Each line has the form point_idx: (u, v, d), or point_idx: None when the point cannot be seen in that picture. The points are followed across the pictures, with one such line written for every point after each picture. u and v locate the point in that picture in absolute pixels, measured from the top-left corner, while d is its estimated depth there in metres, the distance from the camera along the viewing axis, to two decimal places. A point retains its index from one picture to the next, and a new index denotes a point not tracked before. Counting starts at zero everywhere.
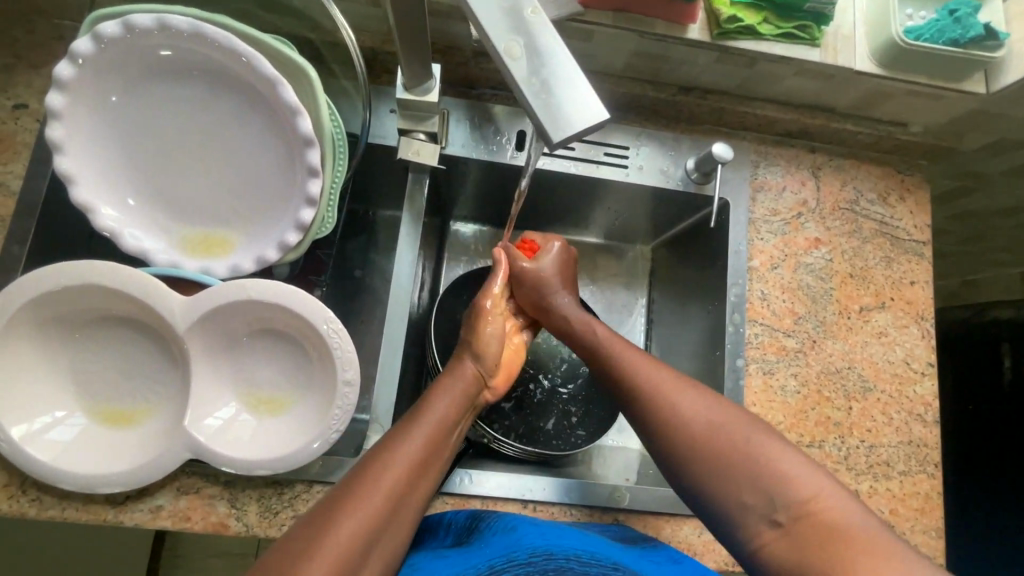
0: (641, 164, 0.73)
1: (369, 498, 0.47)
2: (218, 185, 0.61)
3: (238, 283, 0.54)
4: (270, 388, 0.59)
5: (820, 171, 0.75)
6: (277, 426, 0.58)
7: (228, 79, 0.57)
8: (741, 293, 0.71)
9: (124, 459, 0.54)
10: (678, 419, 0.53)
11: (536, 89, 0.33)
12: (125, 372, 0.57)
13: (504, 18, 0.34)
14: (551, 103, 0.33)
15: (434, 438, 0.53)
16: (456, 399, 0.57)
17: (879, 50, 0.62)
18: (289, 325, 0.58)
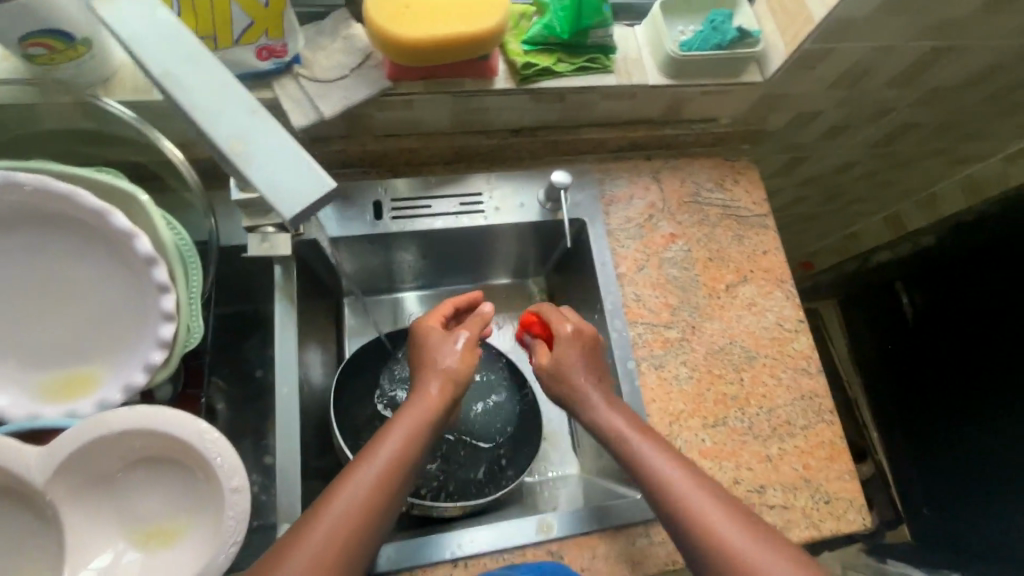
0: (497, 205, 0.77)
1: (321, 537, 0.47)
2: (68, 325, 0.60)
3: (96, 419, 0.53)
4: (157, 519, 0.56)
5: (660, 173, 0.83)
6: (169, 558, 0.54)
7: (57, 219, 0.57)
8: (615, 300, 0.75)
9: None
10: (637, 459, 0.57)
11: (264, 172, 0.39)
12: None
13: (235, 123, 0.40)
14: (281, 182, 0.40)
15: (398, 459, 0.53)
16: (420, 423, 0.57)
17: (663, 65, 0.71)
18: (164, 448, 0.56)
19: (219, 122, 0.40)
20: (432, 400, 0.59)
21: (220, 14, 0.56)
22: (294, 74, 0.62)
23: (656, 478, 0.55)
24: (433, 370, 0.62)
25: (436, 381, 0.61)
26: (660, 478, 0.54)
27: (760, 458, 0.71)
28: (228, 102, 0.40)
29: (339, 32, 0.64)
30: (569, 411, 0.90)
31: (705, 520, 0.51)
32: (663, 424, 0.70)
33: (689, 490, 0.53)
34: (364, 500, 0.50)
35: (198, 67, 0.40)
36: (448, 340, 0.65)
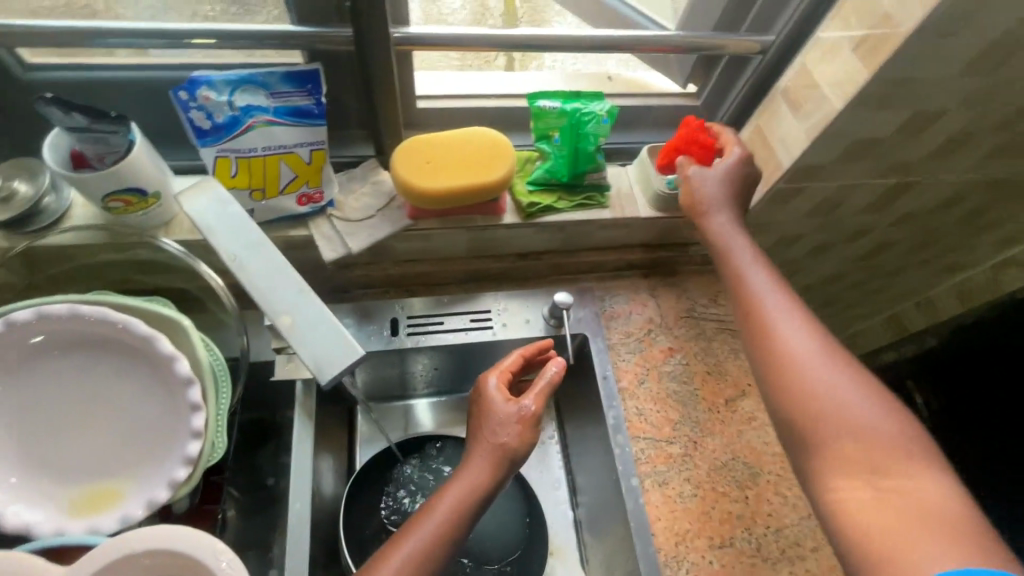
0: (505, 322, 0.83)
1: None
2: (102, 441, 0.64)
3: (119, 538, 0.55)
4: None
5: (656, 291, 0.89)
6: None
7: (107, 344, 0.64)
8: (618, 414, 0.78)
9: None
10: (795, 382, 0.57)
11: (308, 345, 0.47)
12: None
13: (289, 299, 0.49)
14: (321, 352, 0.47)
15: (433, 542, 0.58)
16: (465, 497, 0.61)
17: (653, 202, 0.80)
18: (177, 569, 0.57)
19: (275, 299, 0.48)
20: (478, 478, 0.62)
21: (270, 172, 0.66)
22: (328, 215, 0.71)
23: (813, 400, 0.55)
24: (484, 443, 0.64)
25: (484, 462, 0.63)
26: (805, 396, 0.56)
27: None
28: (284, 285, 0.49)
29: (369, 179, 0.74)
30: (577, 524, 0.89)
31: (855, 450, 0.52)
32: (668, 545, 0.70)
33: (835, 394, 0.55)
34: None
35: (262, 255, 0.49)
36: (504, 407, 0.66)
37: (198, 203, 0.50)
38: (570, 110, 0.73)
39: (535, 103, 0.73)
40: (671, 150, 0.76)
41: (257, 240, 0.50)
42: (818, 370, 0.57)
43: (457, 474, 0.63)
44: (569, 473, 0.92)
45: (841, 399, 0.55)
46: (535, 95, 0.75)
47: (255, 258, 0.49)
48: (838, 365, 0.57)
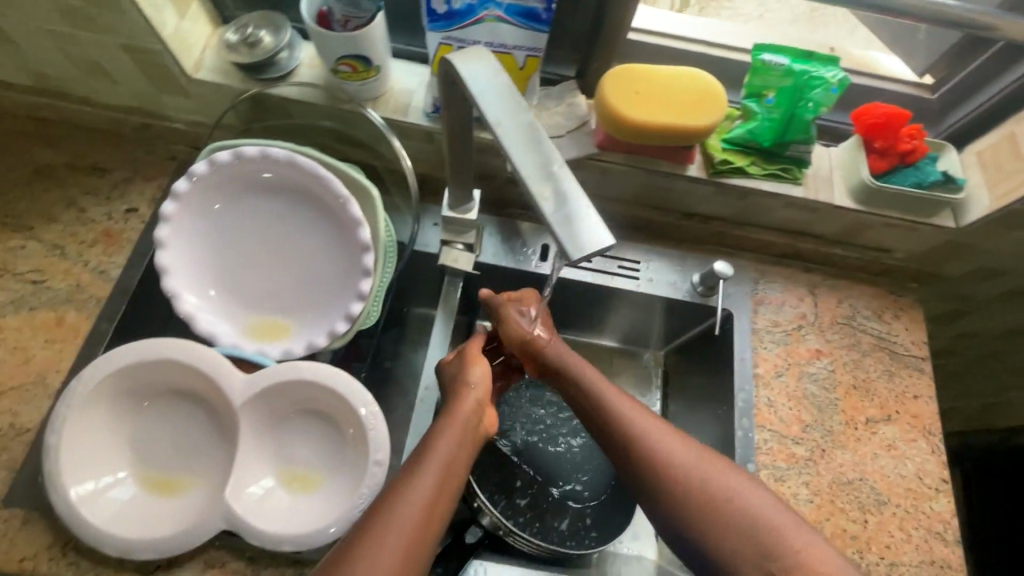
0: (651, 277, 0.81)
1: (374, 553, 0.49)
2: (282, 281, 0.70)
3: (291, 365, 0.62)
4: (304, 465, 0.64)
5: (817, 288, 0.83)
6: (306, 503, 0.62)
7: (306, 195, 0.68)
8: (748, 398, 0.75)
9: (166, 525, 0.59)
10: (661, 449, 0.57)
11: (558, 223, 0.40)
12: (177, 443, 0.63)
13: (541, 171, 0.42)
14: (569, 231, 0.40)
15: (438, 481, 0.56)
16: (461, 438, 0.60)
17: (853, 190, 0.73)
18: (331, 410, 0.64)
19: (529, 167, 0.42)
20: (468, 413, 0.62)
21: None
22: None
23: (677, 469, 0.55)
24: (464, 387, 0.65)
25: (474, 396, 0.64)
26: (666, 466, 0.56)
27: None
28: (543, 157, 0.42)
29: (566, 99, 0.73)
30: None
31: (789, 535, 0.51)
32: None
33: (688, 463, 0.56)
34: (422, 511, 0.53)
35: (521, 128, 0.44)
36: (467, 357, 0.68)
37: (471, 67, 0.46)
38: (798, 70, 0.67)
39: (758, 57, 0.68)
40: (897, 135, 0.70)
41: (526, 113, 0.44)
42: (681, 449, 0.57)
43: (445, 416, 0.62)
44: None
45: (649, 432, 0.58)
46: (760, 47, 0.69)
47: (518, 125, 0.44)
48: (703, 456, 0.56)
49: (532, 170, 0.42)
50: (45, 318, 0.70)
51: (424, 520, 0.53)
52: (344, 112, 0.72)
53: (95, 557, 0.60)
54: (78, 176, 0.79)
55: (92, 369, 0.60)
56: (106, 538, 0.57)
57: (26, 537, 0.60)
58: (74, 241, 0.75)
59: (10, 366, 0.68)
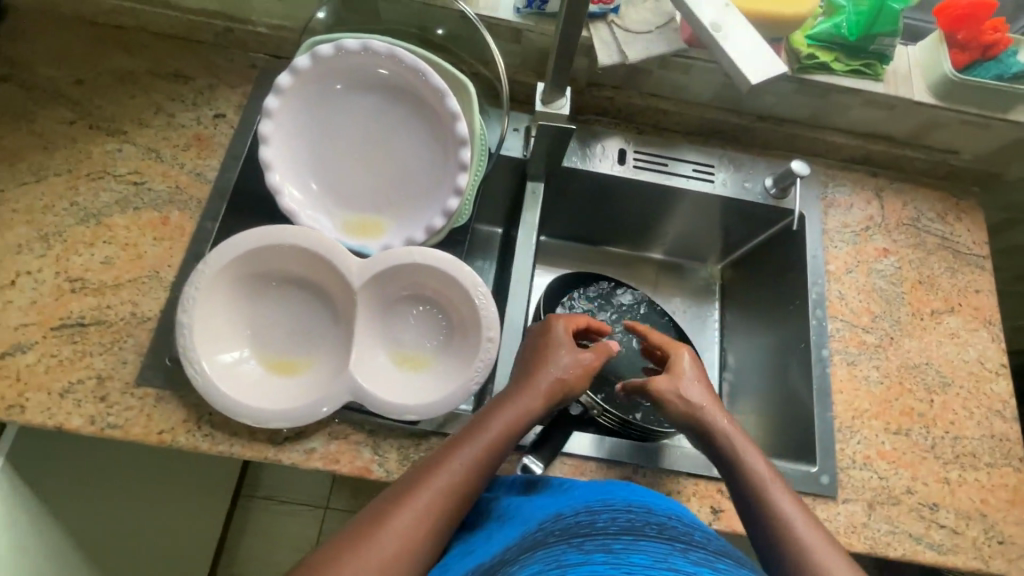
0: (725, 179, 0.84)
1: (427, 488, 0.53)
2: (377, 179, 0.72)
3: (403, 250, 0.65)
4: (413, 347, 0.68)
5: (882, 192, 0.85)
6: (420, 379, 0.66)
7: (402, 92, 0.69)
8: (821, 292, 0.79)
9: (292, 399, 0.63)
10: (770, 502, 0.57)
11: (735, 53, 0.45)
12: (293, 328, 0.67)
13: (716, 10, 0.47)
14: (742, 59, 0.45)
15: (497, 443, 0.58)
16: (519, 421, 0.60)
17: (933, 85, 0.74)
18: (438, 293, 0.68)
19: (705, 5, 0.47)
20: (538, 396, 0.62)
21: None
22: (609, 20, 0.72)
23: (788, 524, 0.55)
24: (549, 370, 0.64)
25: (568, 364, 0.65)
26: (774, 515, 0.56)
27: (937, 478, 0.71)
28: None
29: None
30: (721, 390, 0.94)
31: None
32: (845, 415, 0.73)
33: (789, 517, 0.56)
34: (478, 461, 0.56)
35: None
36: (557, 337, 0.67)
37: None
38: None
39: None
40: (982, 27, 0.71)
41: None
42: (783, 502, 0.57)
43: (533, 370, 0.64)
44: (720, 350, 0.96)
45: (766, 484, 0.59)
46: None
47: None
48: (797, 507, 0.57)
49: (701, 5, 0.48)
50: (150, 217, 0.73)
51: (455, 493, 0.54)
52: (436, 11, 0.74)
53: (228, 429, 0.65)
54: (163, 82, 0.79)
55: (215, 255, 0.63)
56: (239, 407, 0.61)
57: (162, 412, 0.64)
58: (167, 145, 0.76)
59: (123, 261, 0.70)
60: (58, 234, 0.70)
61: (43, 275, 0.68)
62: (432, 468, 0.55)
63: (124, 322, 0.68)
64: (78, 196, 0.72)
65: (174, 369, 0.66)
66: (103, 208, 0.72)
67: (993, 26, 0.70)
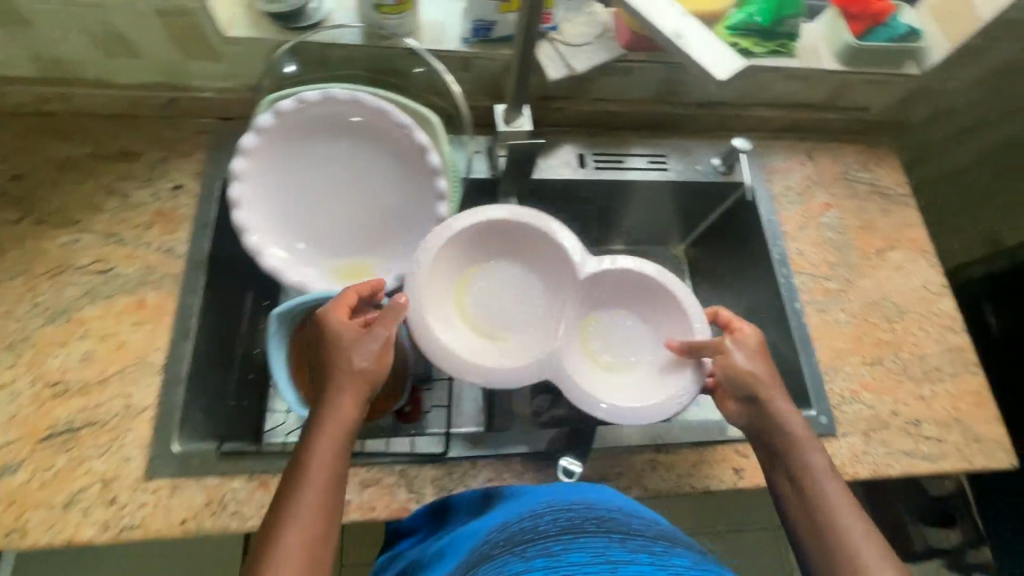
0: (679, 167, 0.89)
1: (297, 505, 0.52)
2: (358, 221, 0.73)
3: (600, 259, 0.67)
4: (596, 344, 0.70)
5: (813, 154, 0.95)
6: (614, 377, 0.67)
7: (369, 134, 0.70)
8: (782, 252, 0.87)
9: (488, 367, 0.62)
10: (802, 471, 0.59)
11: (695, 56, 0.46)
12: (502, 315, 0.69)
13: (669, 16, 0.47)
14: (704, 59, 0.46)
15: (336, 446, 0.55)
16: (347, 421, 0.57)
17: (838, 54, 0.84)
18: (626, 301, 0.70)
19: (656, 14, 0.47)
20: (354, 396, 0.57)
21: None
22: (550, 38, 0.77)
23: (816, 494, 0.57)
24: (342, 361, 0.58)
25: (370, 359, 0.58)
26: (810, 485, 0.58)
27: (914, 396, 0.80)
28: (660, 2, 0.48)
29: (584, 10, 0.79)
30: None
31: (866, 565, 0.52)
32: (827, 358, 0.80)
33: (821, 492, 0.57)
34: (335, 462, 0.55)
35: None
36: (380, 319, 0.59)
37: None
38: None
39: None
40: (867, 0, 0.81)
41: None
42: (820, 471, 0.58)
43: (331, 371, 0.58)
44: None
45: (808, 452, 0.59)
46: None
47: None
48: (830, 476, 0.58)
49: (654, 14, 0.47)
50: (126, 303, 0.70)
51: (326, 502, 0.53)
52: (383, 50, 0.74)
53: (256, 504, 0.63)
54: (110, 163, 0.76)
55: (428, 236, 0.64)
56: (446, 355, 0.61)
57: (181, 501, 0.62)
58: (129, 226, 0.73)
59: (105, 354, 0.67)
60: (26, 340, 0.66)
61: (18, 386, 0.64)
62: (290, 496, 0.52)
63: (119, 417, 0.64)
64: (41, 296, 0.68)
65: (185, 453, 0.64)
66: (70, 303, 0.69)
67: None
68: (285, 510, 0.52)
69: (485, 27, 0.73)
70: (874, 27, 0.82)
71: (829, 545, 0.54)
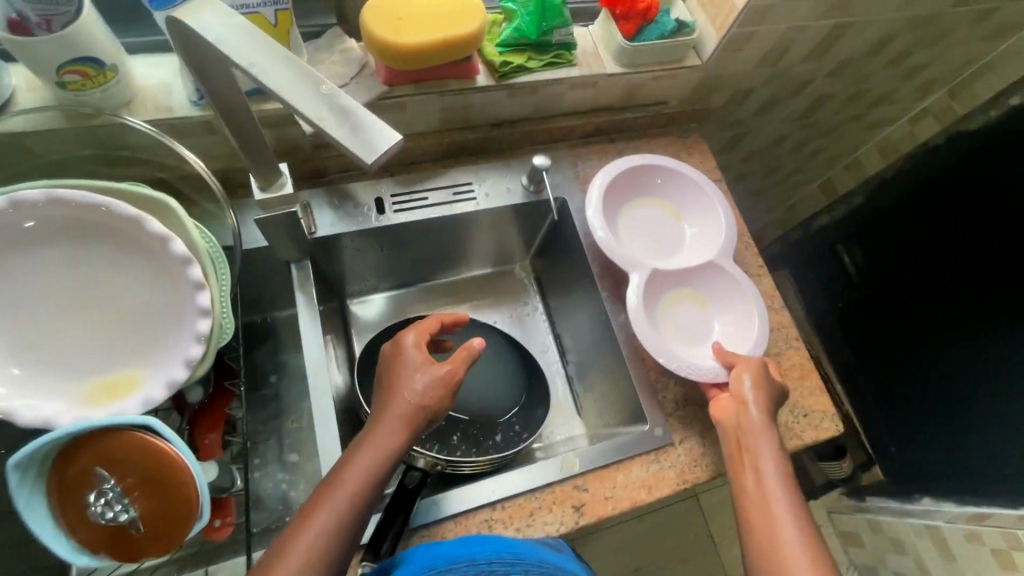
0: (487, 192, 0.85)
1: (288, 560, 0.50)
2: (109, 329, 0.63)
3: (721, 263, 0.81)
4: (685, 310, 0.80)
5: (625, 154, 0.93)
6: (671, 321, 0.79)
7: (95, 231, 0.60)
8: (602, 264, 0.85)
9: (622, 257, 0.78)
10: (755, 471, 0.63)
11: (343, 135, 0.44)
12: (659, 249, 0.83)
13: (310, 95, 0.45)
14: (352, 138, 0.43)
15: (354, 499, 0.55)
16: (376, 463, 0.57)
17: (618, 57, 0.82)
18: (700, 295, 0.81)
19: (297, 95, 0.45)
20: (391, 436, 0.58)
21: None
22: None
23: (763, 487, 0.61)
24: (399, 389, 0.61)
25: (424, 377, 0.61)
26: (759, 482, 0.62)
27: None
28: (302, 79, 0.45)
29: (335, 48, 0.74)
30: (568, 379, 0.96)
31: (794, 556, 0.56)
32: (657, 365, 0.80)
33: (770, 486, 0.61)
34: (340, 518, 0.53)
35: (276, 58, 0.46)
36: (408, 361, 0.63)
37: (206, 18, 0.46)
38: None
39: None
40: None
41: (266, 50, 0.46)
42: (771, 472, 0.62)
43: (387, 398, 0.61)
44: (555, 337, 0.99)
45: (760, 450, 0.64)
46: None
47: (274, 61, 0.45)
48: (780, 477, 0.62)
49: (296, 92, 0.45)
50: None
51: (319, 561, 0.51)
52: (95, 129, 0.63)
53: None
54: None
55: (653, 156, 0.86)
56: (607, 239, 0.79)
57: None
58: None
59: None
60: None
61: None
62: (282, 552, 0.51)
63: None
64: None
65: None
66: None
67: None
68: (271, 566, 0.50)
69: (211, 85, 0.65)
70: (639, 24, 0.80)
71: (767, 548, 0.57)
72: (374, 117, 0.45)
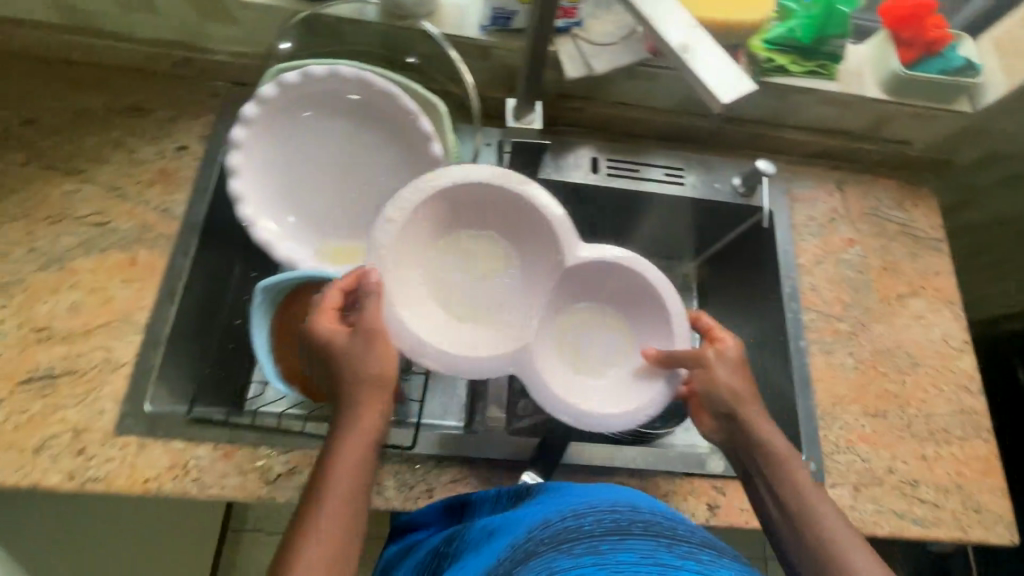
0: (697, 182, 0.85)
1: (321, 523, 0.49)
2: (353, 204, 0.72)
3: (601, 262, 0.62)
4: (595, 344, 0.66)
5: (844, 185, 0.89)
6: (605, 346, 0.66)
7: (375, 117, 0.69)
8: (794, 286, 0.82)
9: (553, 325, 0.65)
10: (802, 509, 0.54)
11: (701, 73, 0.52)
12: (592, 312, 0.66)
13: (683, 31, 0.54)
14: (710, 79, 0.52)
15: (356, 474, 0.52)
16: (363, 446, 0.53)
17: (883, 81, 0.78)
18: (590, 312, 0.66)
19: (673, 31, 0.54)
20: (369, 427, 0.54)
21: None
22: (573, 34, 0.74)
23: (825, 527, 0.53)
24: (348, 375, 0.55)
25: (380, 360, 0.55)
26: (807, 522, 0.54)
27: (914, 456, 0.75)
28: (678, 22, 0.54)
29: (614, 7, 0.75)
30: None
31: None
32: (826, 403, 0.76)
33: (826, 521, 0.53)
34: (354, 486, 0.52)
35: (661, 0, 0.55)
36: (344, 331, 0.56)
37: None
38: None
39: None
40: (924, 25, 0.75)
41: None
42: (822, 508, 0.54)
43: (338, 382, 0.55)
44: None
45: (813, 489, 0.55)
46: None
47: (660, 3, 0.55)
48: (840, 521, 0.53)
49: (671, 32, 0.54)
50: (117, 259, 0.70)
51: (351, 522, 0.50)
52: (399, 30, 0.73)
53: (217, 473, 0.63)
54: (121, 117, 0.76)
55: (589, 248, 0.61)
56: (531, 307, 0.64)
57: (146, 460, 0.62)
58: (130, 182, 0.74)
59: (92, 306, 0.68)
60: (18, 282, 0.67)
61: (4, 328, 0.65)
62: (312, 514, 0.50)
63: (97, 370, 0.65)
64: (37, 241, 0.69)
65: (155, 413, 0.64)
66: (65, 252, 0.69)
67: (933, 22, 0.75)
68: (306, 522, 0.49)
69: (505, 15, 0.71)
70: (926, 53, 0.76)
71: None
72: (737, 66, 0.52)
